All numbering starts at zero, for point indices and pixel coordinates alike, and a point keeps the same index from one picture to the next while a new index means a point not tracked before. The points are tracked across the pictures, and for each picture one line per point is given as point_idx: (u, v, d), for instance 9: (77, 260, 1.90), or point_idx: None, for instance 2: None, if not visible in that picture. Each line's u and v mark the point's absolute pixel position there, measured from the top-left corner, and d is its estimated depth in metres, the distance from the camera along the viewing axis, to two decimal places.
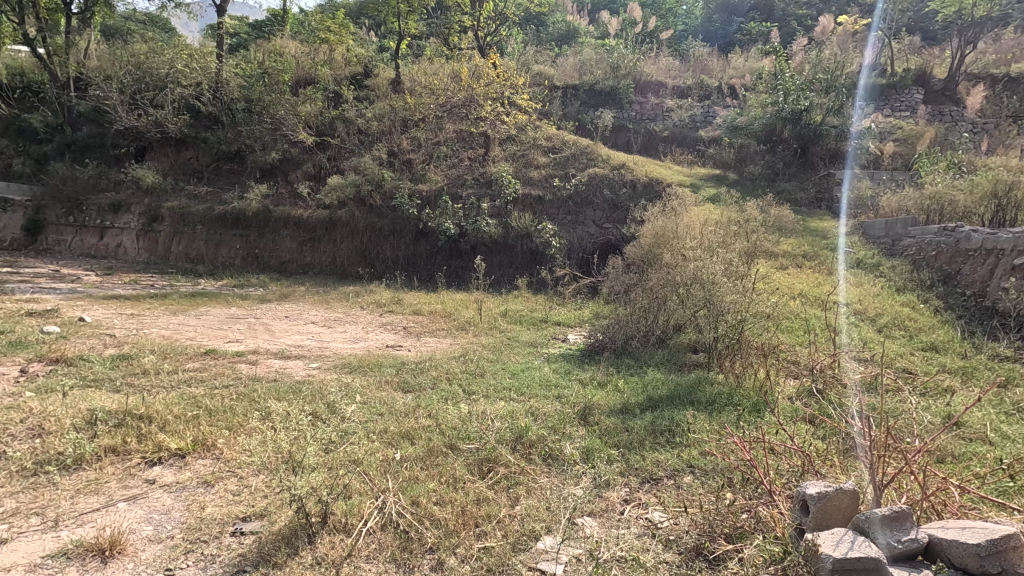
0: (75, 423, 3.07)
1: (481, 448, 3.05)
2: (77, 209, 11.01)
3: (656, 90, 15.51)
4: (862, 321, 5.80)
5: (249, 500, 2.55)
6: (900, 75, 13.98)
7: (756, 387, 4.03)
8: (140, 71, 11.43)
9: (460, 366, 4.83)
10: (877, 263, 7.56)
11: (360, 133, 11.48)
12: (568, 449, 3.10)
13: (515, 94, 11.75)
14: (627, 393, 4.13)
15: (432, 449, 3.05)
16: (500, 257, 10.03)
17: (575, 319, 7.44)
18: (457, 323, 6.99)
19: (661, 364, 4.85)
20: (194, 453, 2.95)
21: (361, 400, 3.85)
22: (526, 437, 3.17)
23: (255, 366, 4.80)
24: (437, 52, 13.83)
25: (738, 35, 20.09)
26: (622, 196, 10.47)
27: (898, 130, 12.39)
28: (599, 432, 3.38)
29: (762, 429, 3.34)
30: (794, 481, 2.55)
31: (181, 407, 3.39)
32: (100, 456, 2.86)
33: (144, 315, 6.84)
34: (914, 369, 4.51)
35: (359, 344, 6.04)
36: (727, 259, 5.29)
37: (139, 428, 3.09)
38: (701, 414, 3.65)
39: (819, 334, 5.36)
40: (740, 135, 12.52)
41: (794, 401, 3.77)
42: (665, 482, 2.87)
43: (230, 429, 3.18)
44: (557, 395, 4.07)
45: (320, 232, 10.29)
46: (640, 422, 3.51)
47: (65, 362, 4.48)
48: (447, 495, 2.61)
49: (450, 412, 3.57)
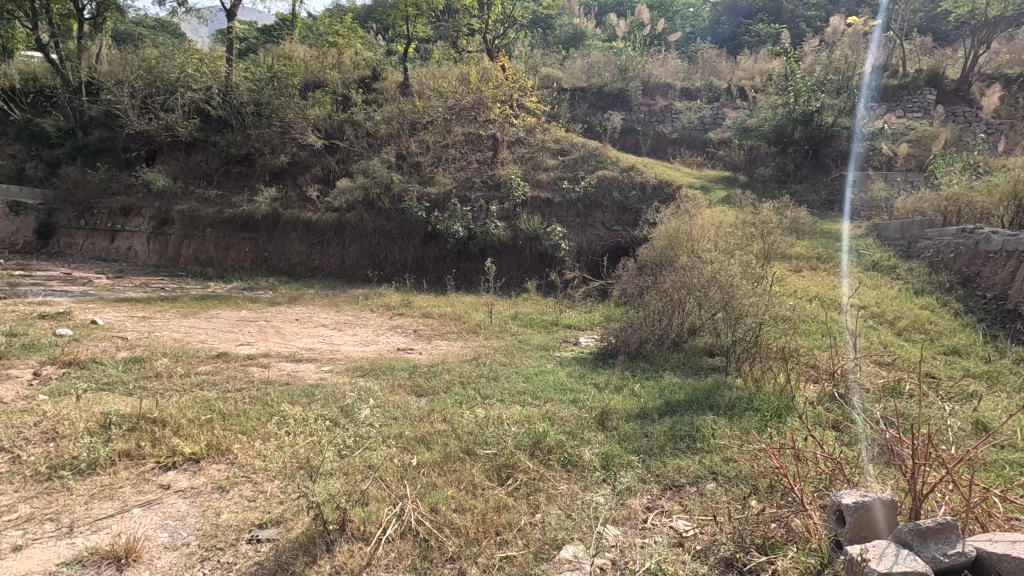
0: (89, 426, 3.05)
1: (500, 453, 3.00)
2: (89, 212, 11.09)
3: (664, 92, 15.48)
4: (881, 324, 5.72)
5: (265, 506, 2.51)
6: (912, 75, 13.86)
7: (777, 393, 3.96)
8: (151, 75, 11.53)
9: (474, 369, 4.81)
10: (894, 265, 7.47)
11: (369, 136, 11.51)
12: (588, 454, 3.04)
13: (524, 97, 11.38)
14: (645, 397, 4.07)
15: (449, 455, 2.98)
16: (509, 259, 9.98)
17: (586, 322, 7.39)
18: (467, 325, 6.95)
19: (677, 367, 4.78)
20: (208, 457, 2.91)
21: (376, 405, 3.80)
22: (545, 442, 3.12)
23: (267, 370, 4.78)
24: (446, 55, 13.87)
25: (745, 38, 19.99)
26: (632, 198, 10.38)
27: (911, 131, 12.25)
28: (618, 437, 3.32)
29: (787, 436, 3.26)
30: (828, 490, 2.47)
31: (194, 411, 3.36)
32: (114, 460, 2.82)
33: (155, 318, 6.84)
34: (939, 374, 4.42)
35: (370, 347, 6.01)
36: (744, 262, 5.22)
37: (153, 432, 3.05)
38: (722, 419, 3.59)
39: (837, 337, 5.28)
40: (750, 137, 12.38)
41: (817, 407, 3.70)
42: (687, 490, 2.82)
43: (244, 434, 3.14)
44: (573, 399, 4.02)
45: (329, 235, 10.28)
46: (659, 427, 3.45)
47: (78, 364, 4.48)
48: (467, 502, 2.55)
49: (466, 417, 3.51)
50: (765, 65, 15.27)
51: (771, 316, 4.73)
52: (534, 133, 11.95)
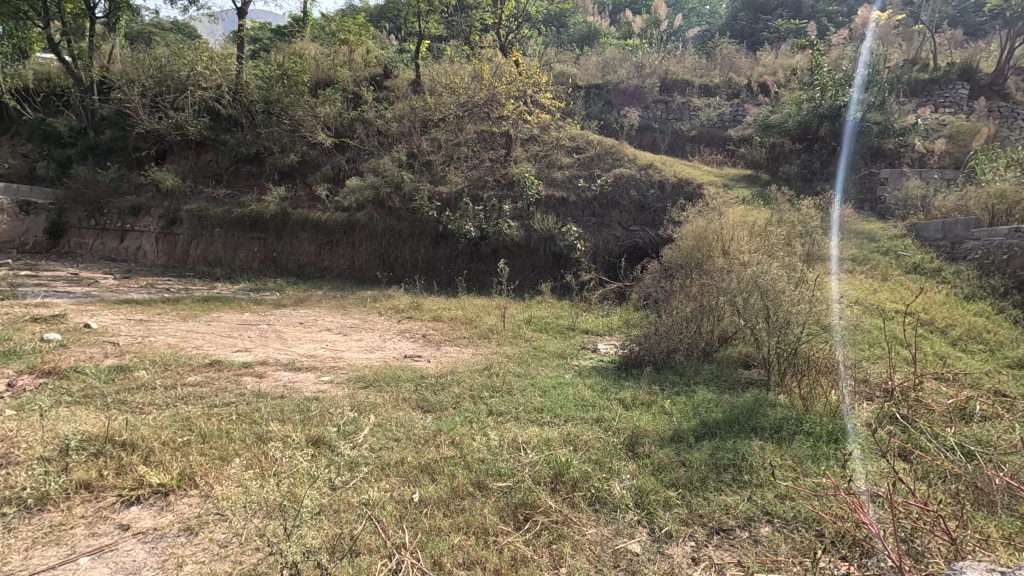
0: (47, 452, 2.66)
1: (516, 488, 2.59)
2: (98, 212, 10.87)
3: (682, 89, 14.80)
4: (932, 333, 5.22)
5: (237, 555, 2.12)
6: (943, 69, 13.14)
7: (829, 415, 3.49)
8: (161, 73, 11.27)
9: (485, 381, 4.41)
10: (937, 267, 7.03)
11: (380, 135, 11.19)
12: (618, 489, 2.61)
13: (538, 93, 10.85)
14: (677, 417, 3.64)
15: (455, 490, 2.57)
16: (523, 260, 9.57)
17: (604, 327, 6.94)
18: (479, 331, 6.53)
19: (709, 381, 4.37)
20: (178, 489, 2.52)
21: (375, 424, 3.40)
22: (568, 473, 2.69)
23: (262, 380, 4.41)
24: (458, 52, 13.46)
25: (764, 34, 19.12)
26: (650, 197, 9.86)
27: (945, 127, 11.59)
28: (651, 467, 2.88)
29: (851, 471, 2.81)
30: (922, 550, 2.04)
31: (171, 432, 2.98)
32: (69, 493, 2.44)
33: (153, 322, 6.48)
34: (1009, 392, 3.93)
35: (375, 354, 5.63)
36: (787, 264, 4.70)
37: (119, 459, 2.67)
38: (770, 445, 3.14)
39: (887, 349, 4.85)
40: (773, 134, 11.81)
41: (877, 430, 3.26)
42: (739, 535, 2.39)
43: (223, 460, 2.75)
44: (596, 418, 3.59)
45: (338, 235, 9.95)
46: (698, 454, 3.02)
47: (58, 374, 4.11)
48: (477, 554, 2.13)
49: (478, 439, 3.12)
50: (788, 60, 14.66)
51: (819, 325, 4.19)
52: (548, 132, 11.52)
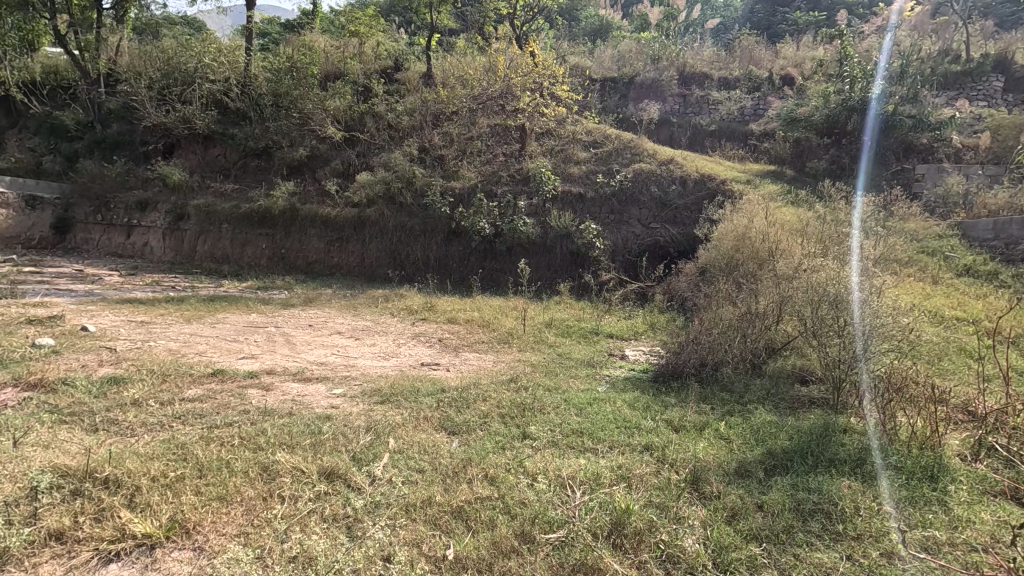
0: (14, 495, 2.26)
1: (570, 543, 2.17)
2: (104, 207, 10.54)
3: (699, 82, 14.20)
4: (1001, 344, 4.75)
5: None
6: (977, 59, 12.43)
7: (916, 444, 3.02)
8: (168, 66, 10.92)
9: (513, 397, 3.95)
10: (991, 271, 6.60)
11: (390, 128, 10.72)
12: (691, 545, 2.19)
13: (555, 86, 10.52)
14: (738, 445, 3.18)
15: (497, 546, 2.15)
16: (539, 258, 9.11)
17: (629, 331, 6.47)
18: (498, 335, 6.10)
19: (764, 399, 3.91)
20: (167, 542, 2.11)
21: (396, 451, 2.97)
22: (629, 525, 2.26)
23: (269, 393, 4.00)
24: (471, 43, 12.99)
25: (782, 26, 18.47)
26: (672, 194, 9.37)
27: (985, 121, 10.93)
28: (724, 514, 2.44)
29: (964, 525, 2.35)
30: None
31: (162, 464, 2.57)
32: (36, 547, 2.04)
33: (155, 324, 6.08)
34: None
35: (390, 361, 5.21)
36: (861, 270, 4.26)
37: (99, 503, 2.26)
38: (858, 484, 2.69)
39: (955, 360, 4.44)
40: (799, 128, 11.07)
41: (978, 468, 2.80)
42: None
43: (220, 502, 2.34)
44: (646, 446, 3.15)
45: (348, 231, 9.55)
46: (776, 494, 2.59)
47: (47, 387, 3.72)
48: None
49: (518, 476, 2.69)
50: (812, 52, 13.90)
51: (906, 342, 3.76)
52: (564, 125, 11.00)
